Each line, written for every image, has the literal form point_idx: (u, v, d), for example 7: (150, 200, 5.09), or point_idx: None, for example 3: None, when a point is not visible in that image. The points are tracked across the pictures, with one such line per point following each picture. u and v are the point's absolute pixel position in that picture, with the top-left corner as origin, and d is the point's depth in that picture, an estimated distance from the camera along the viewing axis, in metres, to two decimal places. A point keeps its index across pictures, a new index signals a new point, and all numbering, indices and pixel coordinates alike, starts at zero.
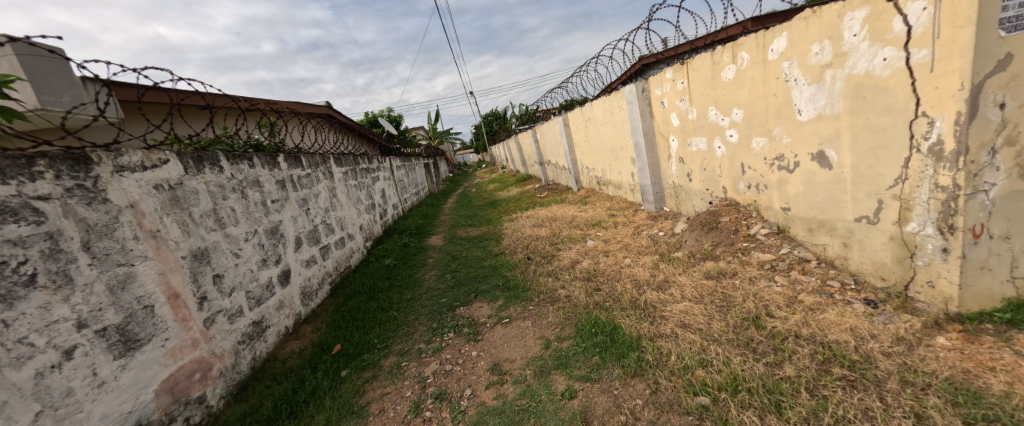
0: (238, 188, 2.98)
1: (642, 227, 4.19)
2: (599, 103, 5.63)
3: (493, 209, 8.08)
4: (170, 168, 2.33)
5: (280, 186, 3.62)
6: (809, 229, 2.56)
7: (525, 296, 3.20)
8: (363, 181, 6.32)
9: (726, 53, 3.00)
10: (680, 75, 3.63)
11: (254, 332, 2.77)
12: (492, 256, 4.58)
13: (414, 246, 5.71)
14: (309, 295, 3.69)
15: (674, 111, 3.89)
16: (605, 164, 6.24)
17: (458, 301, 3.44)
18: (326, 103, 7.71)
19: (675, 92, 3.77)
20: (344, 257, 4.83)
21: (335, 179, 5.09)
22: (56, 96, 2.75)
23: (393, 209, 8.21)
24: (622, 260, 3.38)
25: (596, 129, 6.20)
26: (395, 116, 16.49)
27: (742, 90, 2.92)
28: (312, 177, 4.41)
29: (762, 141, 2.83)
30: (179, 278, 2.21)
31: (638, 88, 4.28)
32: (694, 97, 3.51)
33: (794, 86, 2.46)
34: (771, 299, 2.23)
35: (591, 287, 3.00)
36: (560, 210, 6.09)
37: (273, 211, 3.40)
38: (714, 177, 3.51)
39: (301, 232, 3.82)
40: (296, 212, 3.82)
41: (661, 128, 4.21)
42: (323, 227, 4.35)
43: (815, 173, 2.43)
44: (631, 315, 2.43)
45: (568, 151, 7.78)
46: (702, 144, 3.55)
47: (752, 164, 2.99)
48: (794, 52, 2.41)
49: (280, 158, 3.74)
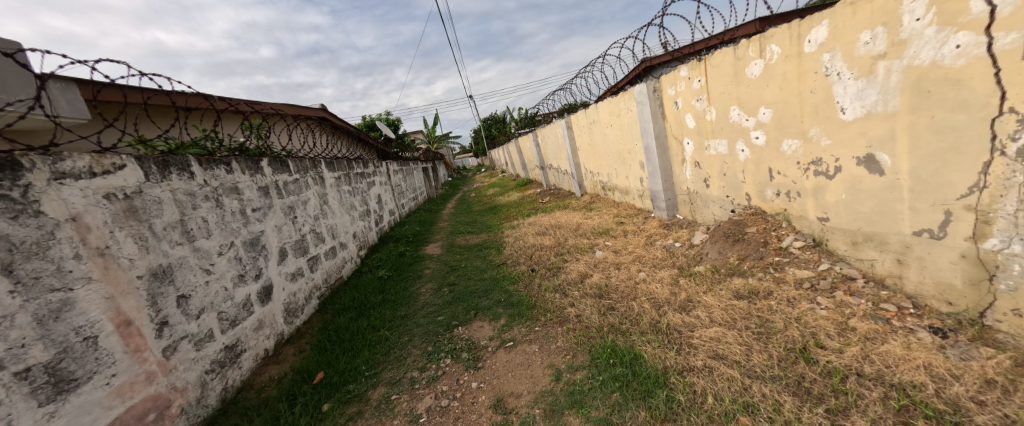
0: (212, 195, 2.75)
1: (655, 236, 3.87)
2: (606, 104, 5.38)
3: (494, 215, 7.81)
4: (127, 175, 2.09)
5: (262, 193, 3.42)
6: (853, 242, 2.25)
7: (529, 315, 2.93)
8: (356, 187, 6.13)
9: (753, 47, 2.70)
10: (697, 72, 3.36)
11: (227, 358, 2.51)
12: (493, 268, 4.31)
13: (411, 255, 5.41)
14: (293, 312, 3.46)
15: (689, 112, 3.61)
16: (610, 168, 5.96)
17: (457, 319, 3.15)
18: (321, 106, 7.48)
19: (691, 91, 3.51)
20: (336, 267, 4.63)
21: (326, 184, 4.95)
22: (9, 95, 1.98)
23: (390, 215, 7.95)
24: (636, 275, 3.08)
25: (602, 132, 5.93)
26: (394, 120, 16.33)
27: (771, 87, 2.61)
28: (300, 184, 4.22)
29: (795, 144, 2.51)
30: (132, 303, 1.96)
31: (649, 87, 4.00)
32: (713, 96, 3.23)
33: (835, 81, 2.16)
34: (819, 326, 1.92)
35: (604, 306, 2.72)
36: (564, 217, 5.80)
37: (253, 221, 3.19)
38: (735, 183, 3.19)
39: (286, 242, 3.63)
40: (280, 220, 3.63)
41: (674, 130, 3.93)
42: (311, 237, 4.16)
43: (861, 179, 2.13)
44: (653, 341, 2.14)
45: (571, 155, 7.50)
46: (722, 147, 3.26)
47: (782, 169, 2.68)
48: (837, 42, 2.11)
49: (263, 162, 3.53)
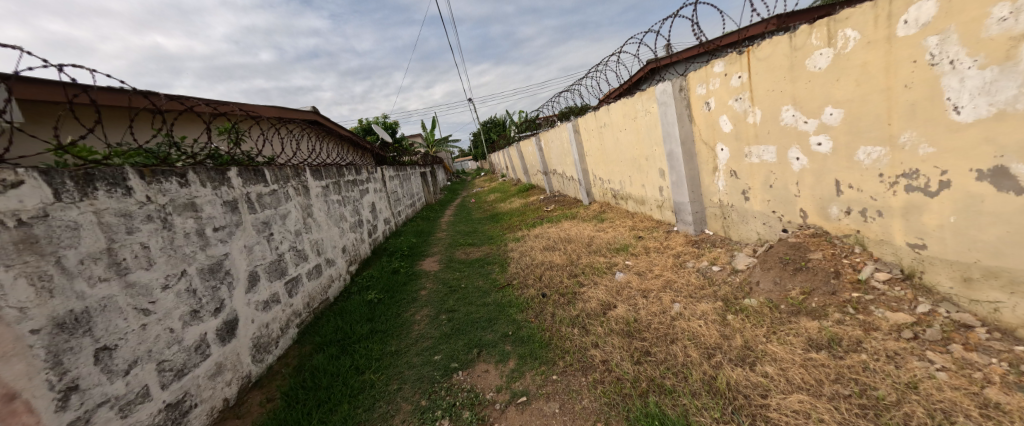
0: (157, 215, 2.26)
1: (684, 255, 3.37)
2: (621, 106, 4.91)
3: (496, 224, 7.33)
4: (23, 195, 1.63)
5: (228, 208, 2.92)
6: (965, 278, 1.76)
7: (544, 357, 2.44)
8: (346, 195, 5.63)
9: (817, 34, 2.21)
10: (737, 67, 2.87)
11: (166, 420, 2.04)
12: (498, 290, 3.81)
13: (406, 272, 4.91)
14: (264, 347, 2.96)
15: (724, 113, 3.12)
16: (623, 176, 5.47)
17: (456, 360, 2.65)
18: (313, 109, 7.01)
19: (728, 90, 3.03)
20: (320, 288, 4.12)
21: (311, 194, 4.46)
22: None
23: (385, 224, 7.46)
24: (671, 307, 2.58)
25: (614, 136, 5.45)
26: (393, 123, 15.91)
27: (840, 82, 2.13)
28: (278, 195, 3.72)
29: (875, 152, 2.02)
30: (18, 369, 1.52)
31: (675, 85, 3.53)
32: (757, 95, 2.75)
33: (945, 71, 1.67)
34: (949, 400, 1.43)
35: (636, 350, 2.22)
36: (573, 229, 5.31)
37: (215, 242, 2.70)
38: (785, 197, 2.70)
39: (257, 265, 3.14)
40: (251, 239, 3.14)
41: (704, 135, 3.44)
42: (290, 256, 3.66)
43: (983, 198, 1.64)
44: (713, 411, 1.64)
45: (578, 160, 7.01)
46: (768, 154, 2.77)
47: (854, 183, 2.18)
48: (950, 21, 1.63)
49: (230, 172, 3.04)
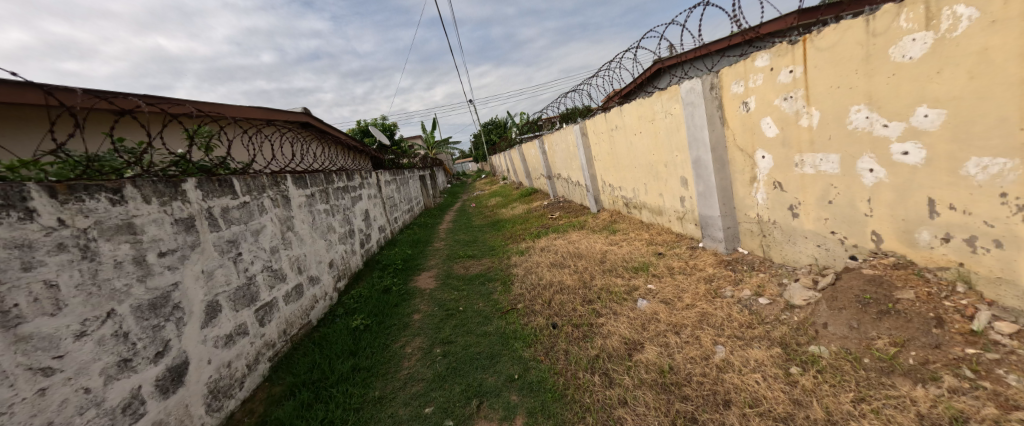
0: (75, 243, 1.82)
1: (718, 280, 2.89)
2: (637, 106, 4.43)
3: (497, 233, 6.86)
4: None
5: (181, 228, 2.46)
6: None
7: (560, 418, 1.96)
8: (335, 204, 5.17)
9: (907, 15, 1.75)
10: (787, 59, 2.41)
11: None
12: (501, 316, 3.34)
13: (399, 290, 4.44)
14: (224, 392, 2.51)
15: (768, 115, 2.65)
16: (638, 183, 5.00)
17: (452, 415, 2.18)
18: (303, 111, 6.56)
19: (774, 87, 2.56)
20: (300, 312, 3.65)
21: (292, 204, 3.99)
22: None
23: (379, 232, 6.99)
24: (714, 352, 2.11)
25: (627, 140, 4.98)
26: (391, 125, 15.45)
27: (943, 75, 1.67)
28: (250, 207, 3.26)
29: (1000, 165, 1.57)
30: None
31: (706, 83, 3.06)
32: (815, 93, 2.28)
33: None
34: None
35: (679, 417, 1.75)
36: (583, 241, 4.84)
37: (161, 270, 2.24)
38: (850, 216, 2.23)
39: (219, 292, 2.67)
40: (212, 262, 2.68)
41: (740, 140, 2.97)
42: (263, 278, 3.20)
43: None
44: None
45: (586, 165, 6.54)
46: (827, 163, 2.30)
47: (959, 203, 1.72)
48: None
49: (187, 184, 2.58)
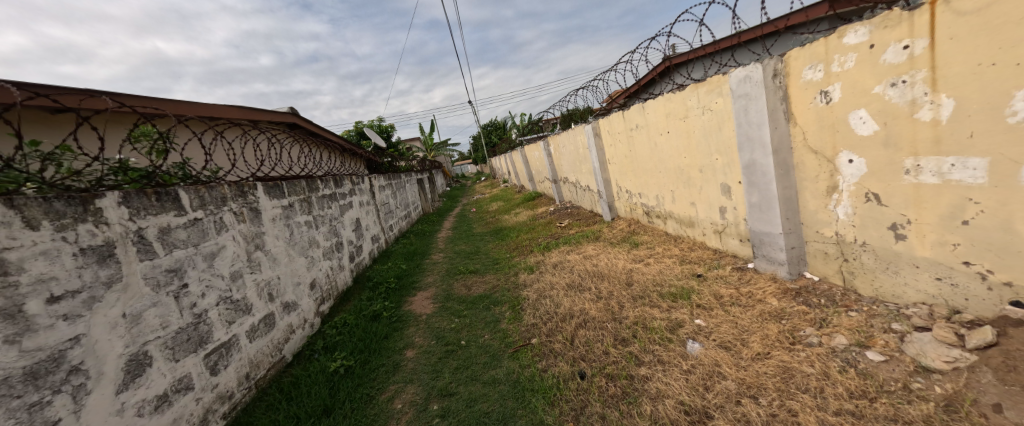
0: None
1: (791, 317, 2.28)
2: (666, 102, 3.82)
3: (501, 244, 6.23)
4: None
5: (92, 260, 1.86)
6: None
7: None
8: (320, 215, 4.54)
9: None
10: (898, 33, 1.80)
11: None
12: (512, 357, 2.72)
13: (391, 315, 3.82)
14: None
15: (863, 107, 2.03)
16: (663, 189, 4.39)
17: None
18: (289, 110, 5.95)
19: (872, 70, 1.95)
20: (271, 348, 3.01)
21: (263, 218, 3.35)
22: None
23: (372, 243, 6.36)
24: None
25: (651, 140, 4.37)
26: (388, 126, 14.79)
27: None
28: (205, 225, 2.63)
29: None
30: None
31: (769, 70, 2.45)
32: (945, 75, 1.68)
33: None
34: None
35: None
36: (602, 257, 4.22)
37: (46, 324, 1.65)
38: (1005, 243, 1.62)
39: (150, 340, 2.06)
40: (141, 301, 2.06)
41: (815, 140, 2.35)
42: (219, 312, 2.57)
43: None
44: None
45: (599, 169, 5.92)
46: (965, 171, 1.69)
47: None
48: None
49: (105, 199, 1.97)
